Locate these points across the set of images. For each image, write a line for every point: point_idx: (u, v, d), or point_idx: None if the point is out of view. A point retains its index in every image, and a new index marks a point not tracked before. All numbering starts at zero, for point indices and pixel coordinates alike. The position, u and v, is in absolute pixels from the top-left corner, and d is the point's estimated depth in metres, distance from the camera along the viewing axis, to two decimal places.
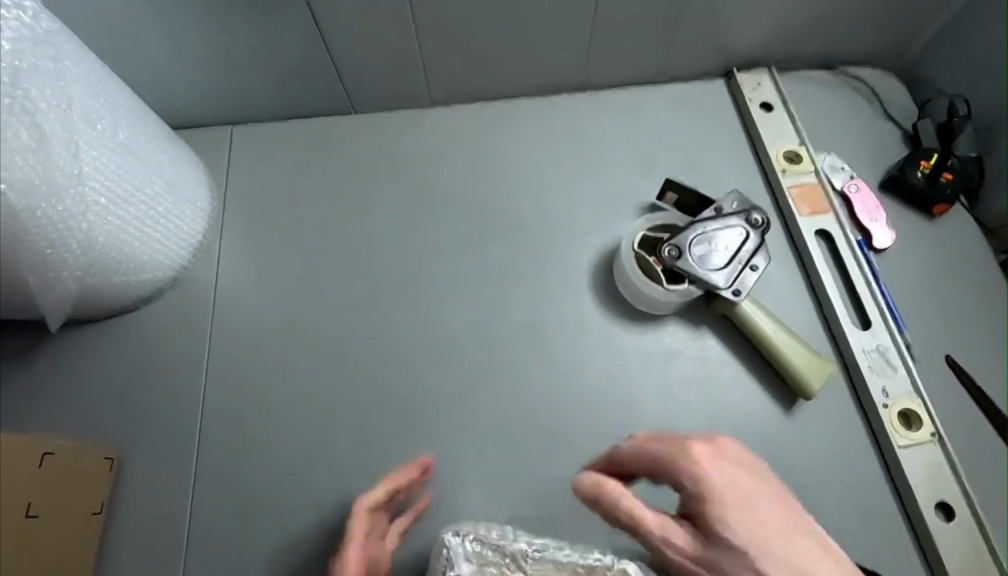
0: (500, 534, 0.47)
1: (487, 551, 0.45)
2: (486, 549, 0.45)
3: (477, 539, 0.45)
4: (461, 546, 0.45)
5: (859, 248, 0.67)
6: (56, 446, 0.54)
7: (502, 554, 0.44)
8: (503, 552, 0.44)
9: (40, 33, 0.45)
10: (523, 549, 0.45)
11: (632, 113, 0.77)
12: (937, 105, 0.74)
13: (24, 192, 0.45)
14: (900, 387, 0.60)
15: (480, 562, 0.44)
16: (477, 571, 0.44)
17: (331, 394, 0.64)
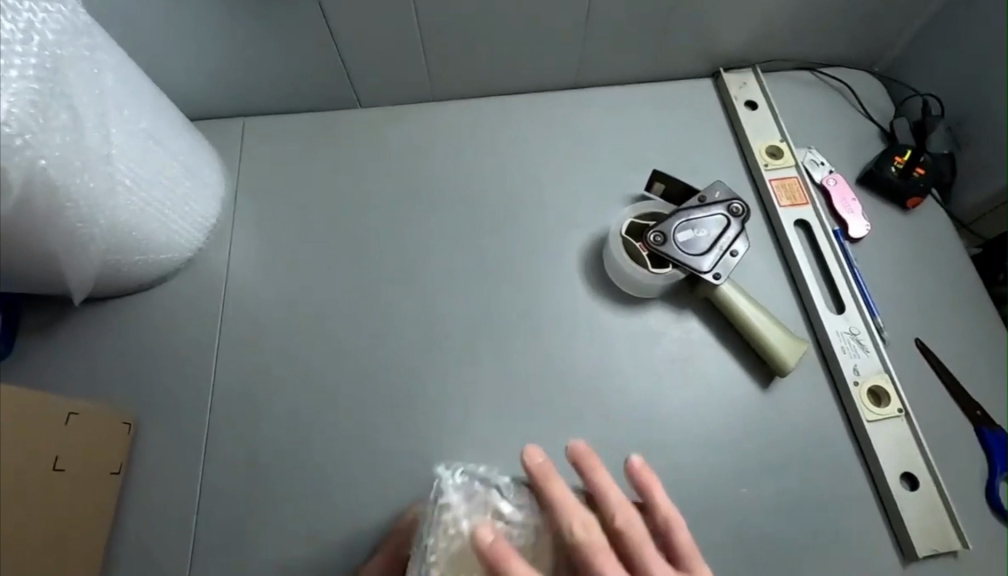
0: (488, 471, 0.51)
1: (476, 483, 0.49)
2: (472, 481, 0.49)
3: (467, 473, 0.50)
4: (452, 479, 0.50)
5: (836, 238, 0.71)
6: (80, 407, 0.59)
7: (490, 486, 0.50)
8: (490, 485, 0.50)
9: (79, 26, 0.49)
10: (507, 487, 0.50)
11: (623, 109, 0.81)
12: (912, 105, 0.80)
13: (62, 169, 0.49)
14: (871, 367, 0.64)
15: (468, 491, 0.49)
16: (465, 499, 0.49)
17: (335, 367, 0.68)
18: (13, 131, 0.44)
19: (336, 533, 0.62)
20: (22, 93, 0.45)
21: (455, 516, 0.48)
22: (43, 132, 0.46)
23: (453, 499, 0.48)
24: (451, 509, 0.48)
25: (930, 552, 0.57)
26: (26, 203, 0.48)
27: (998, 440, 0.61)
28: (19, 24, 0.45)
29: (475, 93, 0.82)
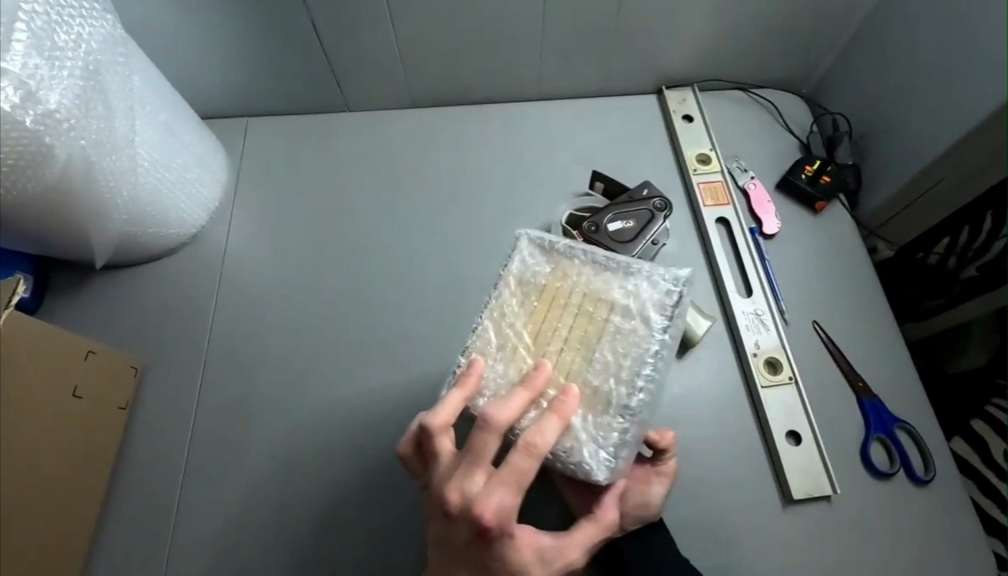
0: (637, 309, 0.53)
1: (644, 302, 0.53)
2: (662, 300, 0.53)
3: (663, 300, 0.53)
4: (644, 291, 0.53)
5: (751, 234, 0.82)
6: (96, 348, 0.70)
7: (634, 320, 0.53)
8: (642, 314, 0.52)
9: (117, 37, 0.62)
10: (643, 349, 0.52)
11: (576, 119, 0.94)
12: (825, 122, 0.92)
13: (97, 150, 0.62)
14: (770, 342, 0.75)
15: (658, 303, 0.53)
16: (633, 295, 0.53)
17: (312, 328, 0.80)
18: (62, 117, 0.57)
19: (306, 471, 0.73)
20: (70, 87, 0.57)
21: (640, 316, 0.52)
22: (82, 119, 0.59)
23: (652, 297, 0.53)
24: (639, 307, 0.53)
25: (805, 495, 0.68)
26: (68, 176, 0.60)
27: (874, 408, 0.72)
28: (71, 36, 0.57)
29: (447, 102, 0.95)
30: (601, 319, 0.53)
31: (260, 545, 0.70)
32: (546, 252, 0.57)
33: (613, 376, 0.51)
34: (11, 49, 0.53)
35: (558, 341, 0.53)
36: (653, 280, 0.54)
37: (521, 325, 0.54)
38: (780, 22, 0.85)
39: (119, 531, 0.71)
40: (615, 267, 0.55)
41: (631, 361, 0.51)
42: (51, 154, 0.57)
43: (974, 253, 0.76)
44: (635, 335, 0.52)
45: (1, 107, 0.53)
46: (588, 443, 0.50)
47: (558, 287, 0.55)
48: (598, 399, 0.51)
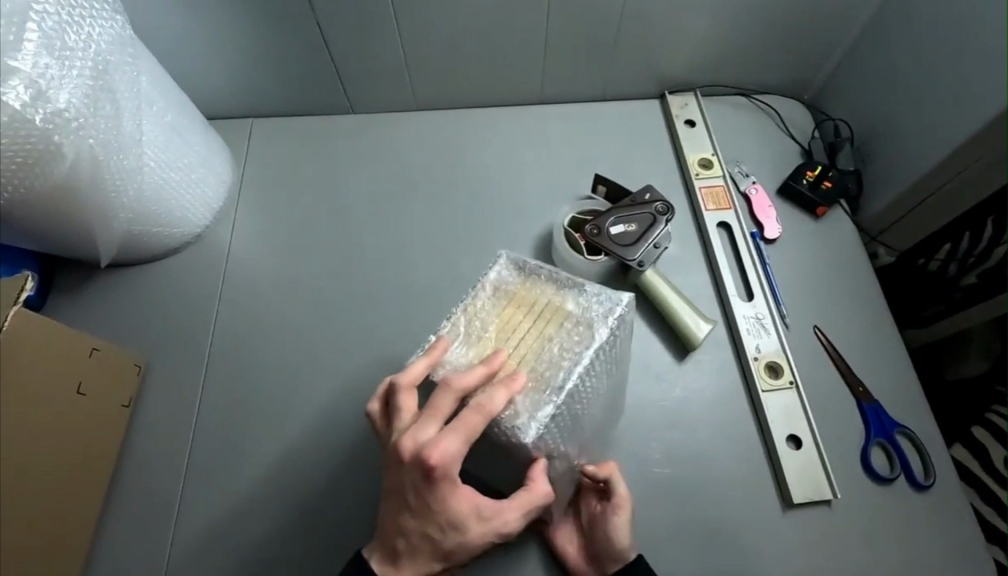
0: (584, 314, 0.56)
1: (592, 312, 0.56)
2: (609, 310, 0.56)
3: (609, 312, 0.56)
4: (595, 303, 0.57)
5: (752, 239, 0.83)
6: (101, 344, 0.71)
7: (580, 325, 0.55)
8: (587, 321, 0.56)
9: (126, 38, 0.63)
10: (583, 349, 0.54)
11: (579, 123, 0.94)
12: (826, 128, 0.93)
13: (105, 149, 0.62)
14: (770, 346, 0.76)
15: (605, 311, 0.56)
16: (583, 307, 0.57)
17: (315, 328, 0.80)
18: (70, 116, 0.57)
19: (307, 472, 0.73)
20: (79, 87, 0.58)
21: (586, 323, 0.55)
22: (90, 118, 0.60)
23: (600, 309, 0.56)
24: (588, 315, 0.56)
25: (805, 499, 0.68)
26: (75, 175, 0.61)
27: (875, 413, 0.73)
28: (81, 36, 0.58)
29: (451, 105, 0.95)
30: (553, 322, 0.56)
31: (260, 544, 0.70)
32: (521, 266, 0.60)
33: (551, 368, 0.53)
34: (21, 48, 0.53)
35: (512, 335, 0.56)
36: (604, 298, 0.57)
37: (486, 319, 0.57)
38: (783, 28, 0.85)
39: (119, 529, 0.71)
40: (572, 283, 0.58)
41: (570, 358, 0.53)
42: (59, 153, 0.58)
43: (975, 260, 0.77)
44: (578, 340, 0.54)
45: (12, 106, 0.53)
46: (521, 422, 0.51)
47: (521, 293, 0.58)
48: (534, 386, 0.53)
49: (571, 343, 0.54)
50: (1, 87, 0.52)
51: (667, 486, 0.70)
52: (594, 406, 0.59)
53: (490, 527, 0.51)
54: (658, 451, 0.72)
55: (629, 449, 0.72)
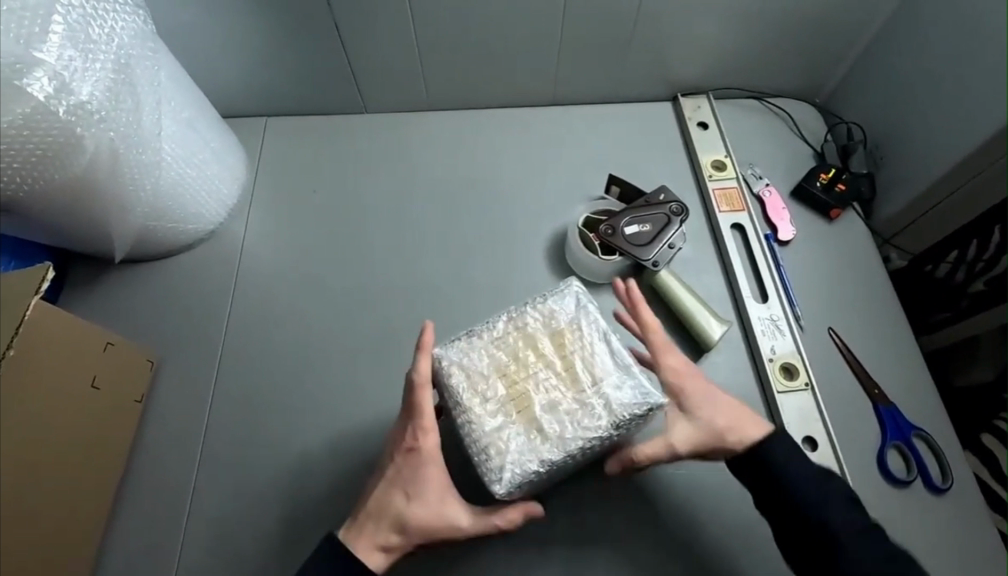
0: (616, 389, 0.55)
1: (623, 392, 0.55)
2: (640, 396, 0.55)
3: (643, 401, 0.54)
4: (631, 381, 0.55)
5: (766, 241, 0.83)
6: (115, 338, 0.71)
7: (602, 400, 0.55)
8: (611, 401, 0.54)
9: (148, 33, 0.64)
10: (593, 428, 0.54)
11: (592, 124, 0.95)
12: (839, 131, 0.93)
13: (126, 143, 0.62)
14: (786, 348, 0.76)
15: (637, 395, 0.55)
16: (618, 382, 0.55)
17: (327, 326, 0.80)
18: (93, 109, 0.58)
19: (318, 469, 0.72)
20: (102, 80, 0.58)
21: (611, 402, 0.54)
22: (112, 111, 0.60)
23: (632, 394, 0.55)
24: (615, 392, 0.55)
25: None
26: (95, 167, 0.61)
27: (891, 415, 0.72)
28: (104, 29, 0.58)
29: (464, 105, 0.96)
30: (579, 386, 0.55)
31: (273, 543, 0.69)
32: (580, 311, 0.59)
33: (551, 428, 0.53)
34: (47, 40, 0.54)
35: (534, 374, 0.56)
36: (641, 387, 0.55)
37: (519, 344, 0.57)
38: (796, 31, 0.85)
39: (130, 526, 0.71)
40: (616, 353, 0.57)
41: (574, 430, 0.53)
42: (78, 145, 0.58)
43: (981, 268, 0.77)
44: (593, 418, 0.54)
45: (36, 97, 0.53)
46: (506, 462, 0.52)
47: (564, 338, 0.57)
48: (528, 436, 0.53)
49: (585, 414, 0.54)
50: (26, 78, 0.53)
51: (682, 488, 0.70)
52: (579, 463, 0.60)
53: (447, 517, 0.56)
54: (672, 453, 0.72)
55: None
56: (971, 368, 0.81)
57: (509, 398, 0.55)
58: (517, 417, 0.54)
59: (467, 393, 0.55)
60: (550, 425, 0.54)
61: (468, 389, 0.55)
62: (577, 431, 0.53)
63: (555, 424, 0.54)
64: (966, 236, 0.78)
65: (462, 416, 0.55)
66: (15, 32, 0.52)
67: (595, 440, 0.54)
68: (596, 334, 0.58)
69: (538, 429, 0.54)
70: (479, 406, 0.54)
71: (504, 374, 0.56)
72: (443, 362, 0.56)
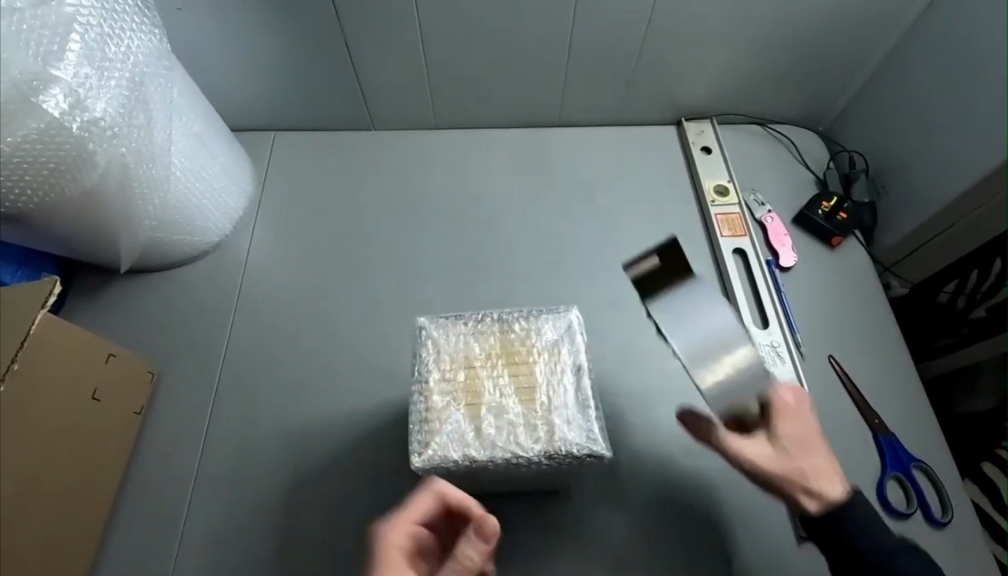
0: (565, 423, 0.49)
1: (572, 432, 0.48)
2: (588, 438, 0.48)
3: (585, 446, 0.48)
4: (591, 423, 0.49)
5: (768, 267, 0.83)
6: (117, 350, 0.71)
7: (545, 432, 0.48)
8: (553, 432, 0.48)
9: (163, 51, 0.65)
10: (521, 449, 0.47)
11: (597, 145, 0.96)
12: (842, 159, 0.94)
13: (137, 157, 0.63)
14: (786, 375, 0.76)
15: (586, 434, 0.48)
16: (570, 421, 0.49)
17: (326, 339, 0.80)
18: (106, 125, 0.59)
19: (316, 483, 0.72)
20: (116, 96, 0.60)
21: (553, 434, 0.48)
22: (125, 127, 0.61)
23: (580, 440, 0.48)
24: (562, 426, 0.48)
25: None
26: (105, 183, 0.62)
27: (890, 445, 0.72)
28: (121, 47, 0.60)
29: (471, 125, 0.97)
30: (532, 411, 0.49)
31: (266, 566, 0.68)
32: (566, 336, 0.52)
33: (488, 431, 0.48)
34: (65, 58, 0.55)
35: (497, 376, 0.51)
36: (591, 431, 0.48)
37: (496, 343, 0.52)
38: (799, 61, 0.87)
39: (123, 539, 0.71)
40: (582, 390, 0.50)
41: (507, 442, 0.48)
42: (92, 160, 0.59)
43: (982, 294, 0.77)
44: (530, 440, 0.48)
45: (51, 113, 0.55)
46: (426, 446, 0.47)
47: (540, 356, 0.52)
48: (463, 430, 0.48)
49: (522, 436, 0.48)
50: (43, 95, 0.54)
51: (681, 517, 0.70)
52: (508, 474, 0.55)
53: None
54: (670, 479, 0.71)
55: (642, 477, 0.72)
56: (974, 397, 0.80)
57: (463, 386, 0.50)
58: (464, 407, 0.49)
59: (429, 366, 0.50)
60: (481, 435, 0.48)
61: (431, 359, 0.51)
62: (506, 449, 0.47)
63: (494, 428, 0.48)
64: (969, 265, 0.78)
65: (416, 382, 0.50)
66: (33, 49, 0.53)
67: (523, 461, 0.47)
68: (573, 361, 0.51)
69: (472, 434, 0.48)
70: (433, 379, 0.50)
71: (472, 367, 0.51)
72: (422, 328, 0.52)
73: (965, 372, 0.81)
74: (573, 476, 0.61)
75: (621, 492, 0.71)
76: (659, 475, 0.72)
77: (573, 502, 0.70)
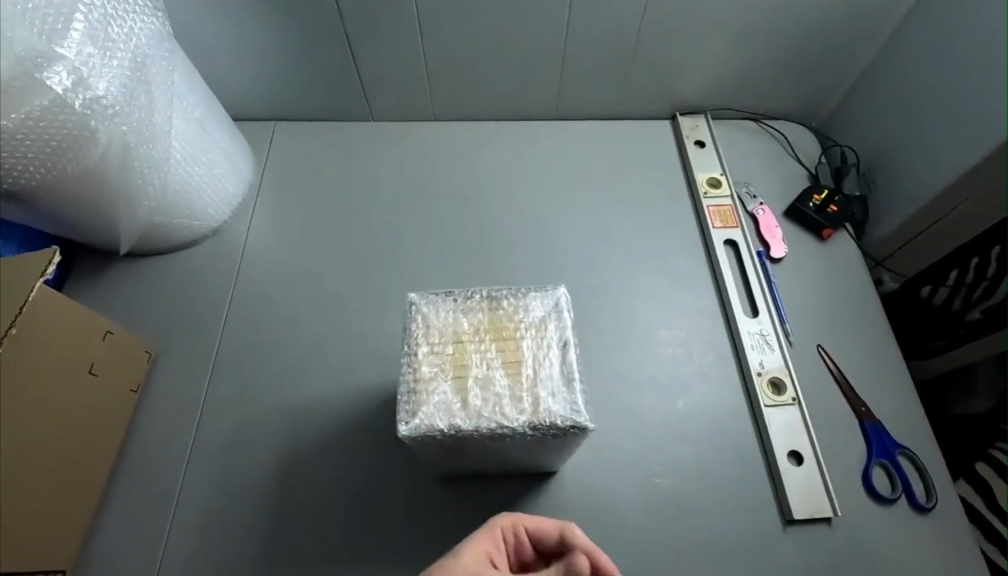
0: (549, 397, 0.50)
1: (556, 404, 0.49)
2: (571, 411, 0.49)
3: (567, 419, 0.48)
4: (574, 397, 0.50)
5: (759, 257, 0.85)
6: (115, 328, 0.72)
7: (530, 405, 0.49)
8: (537, 405, 0.49)
9: (165, 35, 0.67)
10: (506, 421, 0.48)
11: (593, 138, 0.97)
12: (834, 154, 0.96)
13: (137, 137, 0.65)
14: (774, 362, 0.77)
15: (570, 407, 0.49)
16: (554, 395, 0.50)
17: (322, 324, 0.81)
18: (107, 104, 0.61)
19: (307, 462, 0.73)
20: (117, 76, 0.61)
21: (537, 406, 0.49)
22: (125, 107, 0.62)
23: (562, 412, 0.49)
24: (546, 398, 0.49)
25: (806, 515, 0.69)
26: (105, 162, 0.63)
27: (877, 433, 0.73)
28: (123, 29, 0.61)
29: (468, 117, 0.98)
30: (517, 384, 0.50)
31: (258, 545, 0.69)
32: (553, 313, 0.54)
33: (474, 401, 0.49)
34: (68, 37, 0.56)
35: (484, 350, 0.52)
36: (575, 403, 0.49)
37: (484, 319, 0.53)
38: (792, 57, 0.88)
39: (116, 514, 0.71)
40: (567, 364, 0.51)
41: (492, 412, 0.49)
42: (94, 138, 0.61)
43: (978, 296, 0.76)
44: (515, 410, 0.49)
45: (54, 90, 0.56)
46: (413, 415, 0.48)
47: (527, 332, 0.53)
48: (450, 401, 0.49)
49: (506, 407, 0.49)
50: (46, 72, 0.55)
51: (669, 500, 0.70)
52: (496, 448, 0.56)
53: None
54: (658, 463, 0.72)
55: (631, 461, 0.73)
56: (971, 399, 0.79)
57: (451, 358, 0.51)
58: (452, 379, 0.50)
59: (418, 339, 0.52)
60: (465, 407, 0.49)
61: (420, 333, 0.52)
62: (492, 421, 0.48)
63: (480, 401, 0.49)
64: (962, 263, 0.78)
65: (405, 354, 0.52)
66: (38, 27, 0.54)
67: (508, 431, 0.48)
68: (559, 337, 0.52)
69: (458, 405, 0.49)
70: (422, 352, 0.51)
71: (460, 341, 0.52)
72: (413, 303, 0.53)
73: (963, 371, 0.80)
74: (561, 455, 0.62)
75: (609, 474, 0.72)
76: (648, 460, 0.73)
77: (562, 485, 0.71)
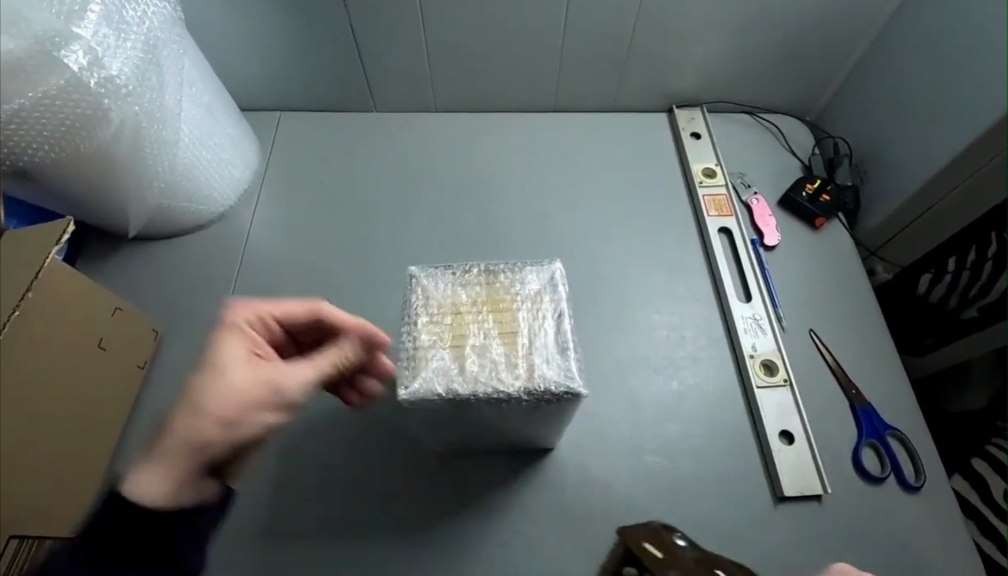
0: (544, 364, 0.51)
1: (551, 371, 0.51)
2: (564, 377, 0.50)
3: (561, 385, 0.50)
4: (567, 364, 0.51)
5: (752, 245, 0.86)
6: (122, 305, 0.75)
7: (525, 371, 0.51)
8: (532, 371, 0.51)
9: (178, 20, 0.69)
10: (502, 386, 0.50)
11: (590, 129, 0.99)
12: (826, 145, 0.98)
13: (149, 118, 0.67)
14: (767, 345, 0.79)
15: (564, 374, 0.51)
16: (549, 362, 0.51)
17: (324, 305, 0.83)
18: (121, 83, 0.63)
19: (307, 438, 0.75)
20: (131, 57, 0.64)
21: (532, 372, 0.51)
22: (138, 87, 0.65)
23: (556, 378, 0.50)
24: (541, 365, 0.51)
25: (796, 492, 0.70)
26: (118, 142, 0.65)
27: (866, 415, 0.75)
28: (137, 13, 0.64)
29: (468, 108, 1.01)
30: (513, 351, 0.52)
31: (258, 517, 0.71)
32: (549, 286, 0.55)
33: (470, 367, 0.51)
34: (85, 18, 0.59)
35: (482, 321, 0.54)
36: (569, 370, 0.51)
37: (481, 291, 0.55)
38: (785, 50, 0.90)
39: None
40: (562, 334, 0.53)
41: (489, 378, 0.50)
42: (107, 117, 0.63)
43: (975, 293, 0.78)
44: (510, 376, 0.50)
45: (70, 68, 0.59)
46: (411, 378, 0.50)
47: (523, 303, 0.55)
48: (449, 367, 0.51)
49: (501, 373, 0.51)
50: (63, 50, 0.58)
51: (661, 477, 0.72)
52: (492, 418, 0.57)
53: (293, 377, 0.56)
54: (651, 441, 0.74)
55: (624, 439, 0.74)
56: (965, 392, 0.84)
57: (449, 327, 0.53)
58: (449, 346, 0.52)
59: (417, 309, 0.54)
60: (461, 373, 0.51)
61: (420, 304, 0.54)
62: (489, 386, 0.50)
63: (477, 368, 0.51)
64: (955, 260, 0.80)
65: (405, 324, 0.54)
66: (56, 9, 0.58)
67: (503, 396, 0.50)
68: (554, 309, 0.54)
69: (454, 372, 0.50)
70: (421, 321, 0.53)
71: (457, 312, 0.54)
72: (413, 276, 0.56)
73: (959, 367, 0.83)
74: (555, 428, 0.64)
75: (602, 452, 0.73)
76: (640, 438, 0.74)
77: (556, 461, 0.73)
